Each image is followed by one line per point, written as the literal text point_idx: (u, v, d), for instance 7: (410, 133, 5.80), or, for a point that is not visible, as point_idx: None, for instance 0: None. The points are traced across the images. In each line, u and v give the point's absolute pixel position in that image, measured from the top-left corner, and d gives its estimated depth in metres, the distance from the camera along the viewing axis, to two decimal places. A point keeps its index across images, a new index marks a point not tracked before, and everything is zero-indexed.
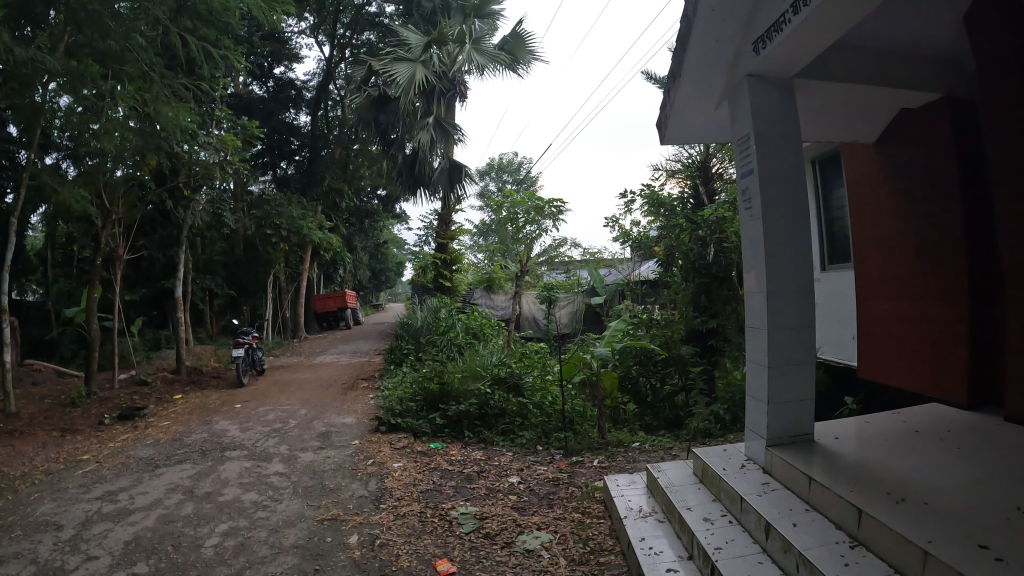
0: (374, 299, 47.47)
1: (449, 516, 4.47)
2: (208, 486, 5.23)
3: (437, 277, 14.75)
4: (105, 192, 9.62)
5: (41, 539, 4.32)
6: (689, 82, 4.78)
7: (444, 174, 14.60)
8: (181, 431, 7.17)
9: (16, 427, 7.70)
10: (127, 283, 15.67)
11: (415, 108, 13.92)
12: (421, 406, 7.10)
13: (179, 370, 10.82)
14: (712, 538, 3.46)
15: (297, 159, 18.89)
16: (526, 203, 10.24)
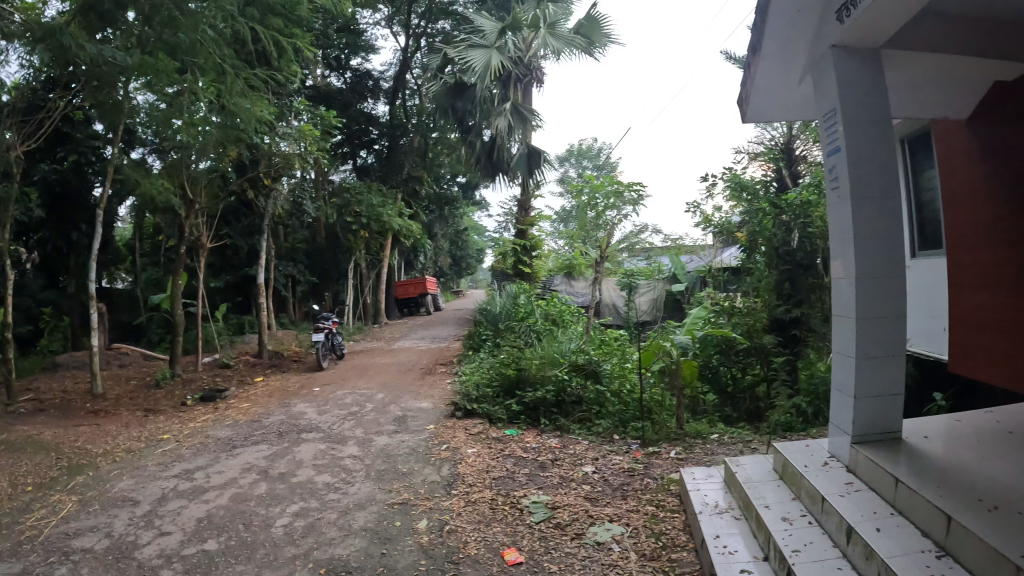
0: (457, 285, 47.82)
1: (520, 504, 4.40)
2: (283, 467, 5.28)
3: (517, 264, 14.75)
4: (189, 185, 9.88)
5: (118, 514, 4.46)
6: (770, 58, 4.59)
7: (522, 160, 14.29)
8: (260, 413, 7.30)
9: (103, 408, 8.00)
10: (212, 271, 16.13)
11: (493, 94, 13.90)
12: (498, 393, 7.02)
13: (262, 354, 11.06)
14: (790, 539, 3.31)
15: (376, 147, 19.04)
16: (606, 187, 10.07)
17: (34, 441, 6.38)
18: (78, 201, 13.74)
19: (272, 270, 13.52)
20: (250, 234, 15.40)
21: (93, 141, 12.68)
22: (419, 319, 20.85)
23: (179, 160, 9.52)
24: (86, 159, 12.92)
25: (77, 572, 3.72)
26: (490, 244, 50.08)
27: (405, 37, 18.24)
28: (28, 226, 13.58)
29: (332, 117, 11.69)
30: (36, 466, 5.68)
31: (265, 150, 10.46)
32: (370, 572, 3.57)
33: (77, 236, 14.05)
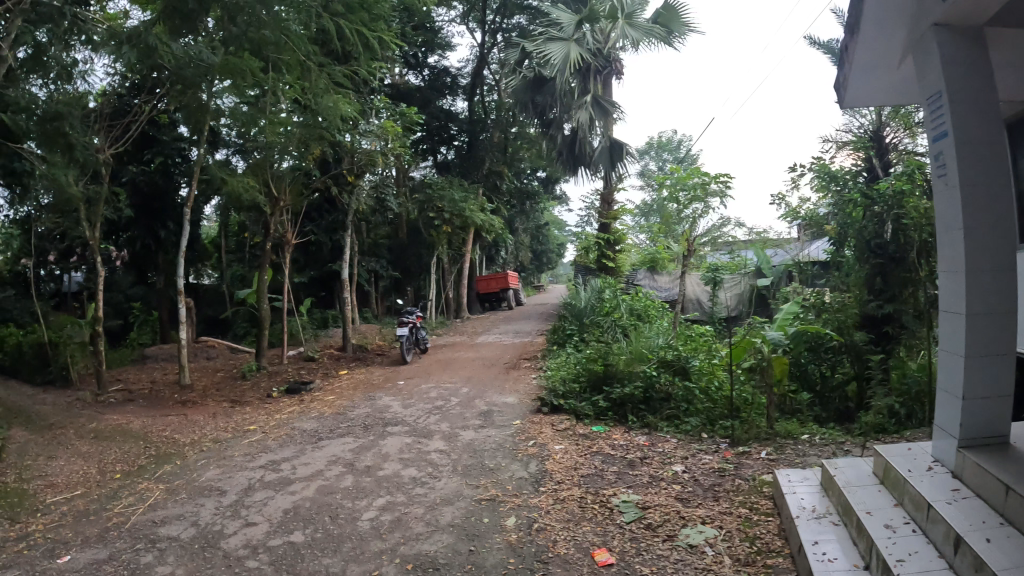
0: (537, 280, 47.80)
1: (609, 503, 4.28)
2: (369, 460, 5.27)
3: (600, 258, 14.51)
4: (272, 182, 10.02)
5: (205, 503, 4.52)
6: (867, 40, 4.38)
7: (604, 152, 14.09)
8: (345, 405, 7.35)
9: (191, 398, 8.19)
10: (296, 267, 16.42)
11: (572, 87, 13.59)
12: (585, 388, 6.92)
13: (346, 347, 11.16)
14: (893, 547, 3.11)
15: (456, 143, 18.99)
16: (692, 179, 9.81)
17: (125, 431, 6.57)
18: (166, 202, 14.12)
19: (355, 265, 13.63)
20: (333, 231, 15.60)
21: (179, 143, 12.86)
22: (500, 314, 20.84)
23: (264, 159, 9.65)
24: (172, 160, 13.22)
25: (165, 559, 3.77)
26: (570, 239, 49.93)
27: (481, 33, 18.27)
28: (119, 225, 14.04)
29: (413, 114, 11.65)
30: (126, 455, 5.83)
31: (348, 147, 10.59)
32: (458, 570, 3.50)
33: (166, 234, 14.47)
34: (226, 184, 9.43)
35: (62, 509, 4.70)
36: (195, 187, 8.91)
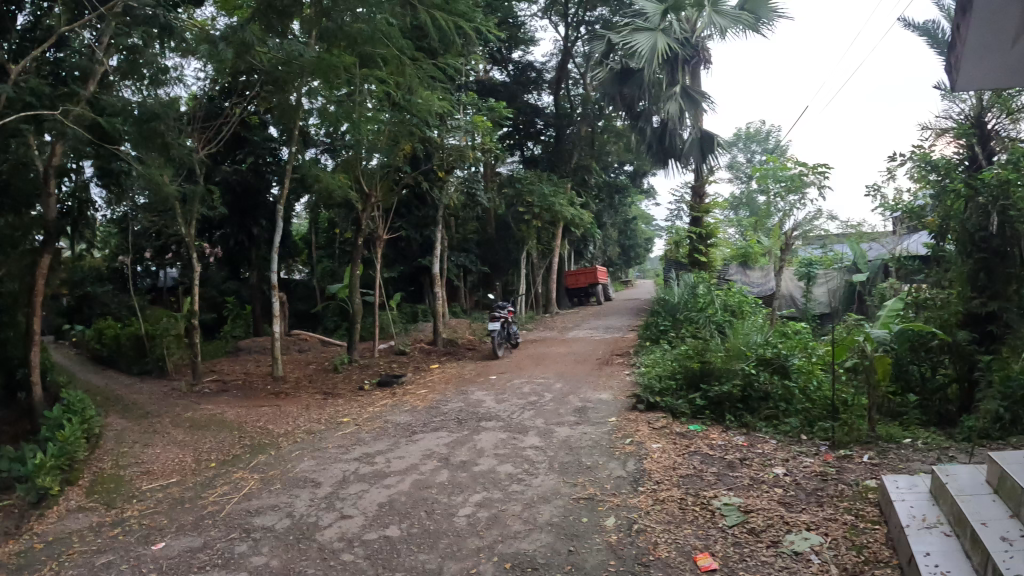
0: (624, 274, 47.21)
1: (710, 505, 4.11)
2: (464, 455, 5.24)
3: (692, 252, 14.18)
4: (364, 179, 10.07)
5: (300, 494, 4.60)
6: (984, 21, 4.08)
7: (695, 144, 13.73)
8: (438, 399, 7.34)
9: (285, 390, 8.38)
10: (387, 262, 16.62)
11: (658, 79, 13.30)
12: (682, 385, 6.73)
13: (437, 341, 11.20)
14: (1012, 561, 2.89)
15: (544, 138, 19.23)
16: (788, 170, 9.58)
17: (220, 422, 6.87)
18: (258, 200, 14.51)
19: (444, 261, 13.59)
20: (421, 227, 15.70)
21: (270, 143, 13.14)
22: (589, 309, 20.61)
23: (354, 156, 9.69)
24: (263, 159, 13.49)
25: (260, 550, 3.84)
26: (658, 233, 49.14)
27: (564, 27, 18.15)
28: (213, 223, 14.48)
29: (500, 108, 11.59)
30: (220, 445, 6.13)
31: (438, 144, 10.59)
32: (558, 571, 3.43)
33: (258, 232, 14.95)
34: (317, 183, 9.55)
35: (158, 495, 5.01)
36: (287, 185, 9.05)
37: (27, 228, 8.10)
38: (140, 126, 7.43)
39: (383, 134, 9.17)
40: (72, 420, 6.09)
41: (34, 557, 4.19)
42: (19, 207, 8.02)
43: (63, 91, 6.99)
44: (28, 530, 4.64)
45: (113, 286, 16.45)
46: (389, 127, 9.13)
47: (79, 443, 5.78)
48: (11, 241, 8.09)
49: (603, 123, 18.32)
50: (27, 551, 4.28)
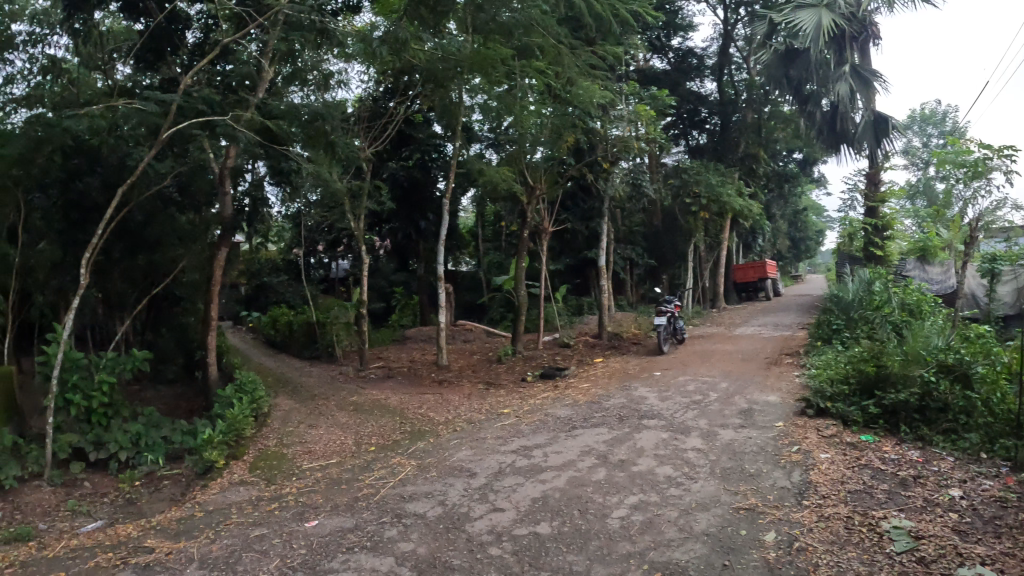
0: (794, 268, 44.60)
1: (879, 527, 3.79)
2: (623, 454, 5.09)
3: (867, 245, 13.63)
4: (528, 173, 9.86)
5: (454, 484, 4.79)
6: None
7: (868, 129, 12.40)
8: (601, 394, 7.08)
9: (450, 378, 8.69)
10: (552, 254, 16.64)
11: (827, 58, 12.18)
12: (855, 392, 6.16)
13: (601, 334, 10.72)
14: None
15: (709, 126, 18.12)
16: (967, 157, 8.93)
17: (383, 406, 7.16)
18: (426, 194, 14.81)
19: (611, 252, 13.46)
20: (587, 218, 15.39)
21: (434, 139, 13.13)
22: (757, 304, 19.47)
23: (518, 150, 9.50)
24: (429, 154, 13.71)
25: (408, 536, 4.07)
26: (833, 224, 46.01)
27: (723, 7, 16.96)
28: (383, 217, 15.07)
29: (664, 98, 10.97)
30: (381, 430, 6.36)
31: (602, 134, 10.10)
32: None
33: (426, 225, 15.24)
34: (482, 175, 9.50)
35: (316, 474, 5.37)
36: (451, 181, 9.19)
37: (206, 224, 8.91)
38: (305, 127, 7.25)
39: (545, 128, 9.19)
40: (241, 401, 6.69)
41: (193, 524, 4.67)
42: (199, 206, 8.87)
43: (233, 98, 7.17)
44: (193, 501, 5.14)
45: (289, 277, 17.57)
46: (550, 119, 9.04)
47: (246, 421, 6.35)
48: (192, 235, 8.91)
49: (769, 108, 16.88)
50: (188, 519, 4.78)
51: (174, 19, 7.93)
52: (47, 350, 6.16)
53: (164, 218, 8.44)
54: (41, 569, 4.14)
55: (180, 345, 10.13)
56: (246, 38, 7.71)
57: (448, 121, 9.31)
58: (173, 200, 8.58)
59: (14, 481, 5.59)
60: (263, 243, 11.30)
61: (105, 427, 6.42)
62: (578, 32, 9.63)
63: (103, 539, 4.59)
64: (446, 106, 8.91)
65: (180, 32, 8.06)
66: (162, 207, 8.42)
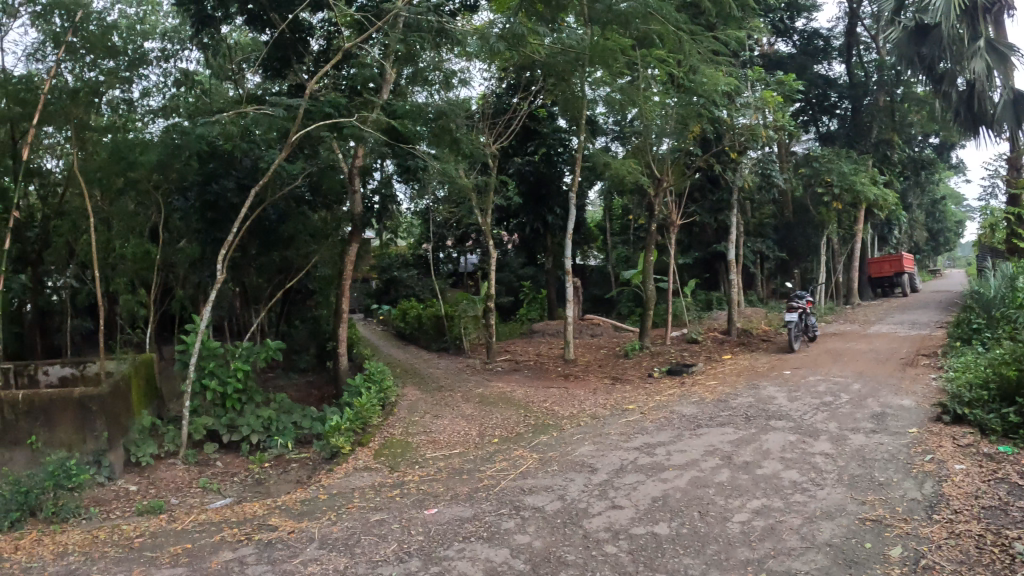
0: (931, 261, 42.15)
1: (1013, 549, 3.51)
2: (747, 455, 4.98)
3: (1009, 238, 12.38)
4: (655, 165, 9.61)
5: (575, 479, 4.84)
6: None
7: (1009, 107, 11.30)
8: (728, 392, 6.89)
9: (577, 372, 8.72)
10: (682, 248, 16.36)
11: (959, 33, 11.10)
12: (998, 397, 5.49)
13: (730, 331, 10.40)
14: None
15: (840, 111, 16.72)
16: None
17: (508, 399, 7.22)
18: (553, 187, 14.73)
19: (741, 245, 13.20)
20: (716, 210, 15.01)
21: (560, 134, 13.26)
22: (892, 300, 18.39)
23: (643, 141, 9.30)
24: (553, 151, 13.57)
25: (525, 529, 4.17)
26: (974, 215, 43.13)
27: None
28: (511, 211, 15.19)
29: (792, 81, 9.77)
30: (505, 422, 6.42)
31: (727, 124, 9.55)
32: None
33: (554, 219, 15.11)
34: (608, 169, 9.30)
35: (438, 464, 5.49)
36: (577, 174, 9.06)
37: (337, 222, 9.12)
38: (431, 125, 7.37)
39: (670, 118, 8.92)
40: (370, 390, 6.96)
41: (316, 505, 4.87)
42: (330, 206, 9.08)
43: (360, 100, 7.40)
44: (319, 483, 5.34)
45: (418, 272, 18.11)
46: (675, 111, 8.87)
47: (373, 410, 6.55)
48: (324, 232, 9.13)
49: (902, 91, 15.58)
50: (312, 501, 4.97)
51: (297, 29, 8.09)
52: (185, 339, 6.45)
53: (298, 217, 8.75)
54: (170, 540, 4.38)
55: (312, 335, 10.74)
56: (368, 43, 7.84)
57: (571, 115, 9.27)
58: (305, 199, 8.80)
59: (151, 459, 6.02)
60: (393, 237, 11.61)
61: (239, 411, 6.67)
62: (697, 18, 9.38)
63: (230, 515, 4.81)
64: (571, 100, 8.85)
65: (304, 40, 8.23)
66: (295, 207, 8.71)
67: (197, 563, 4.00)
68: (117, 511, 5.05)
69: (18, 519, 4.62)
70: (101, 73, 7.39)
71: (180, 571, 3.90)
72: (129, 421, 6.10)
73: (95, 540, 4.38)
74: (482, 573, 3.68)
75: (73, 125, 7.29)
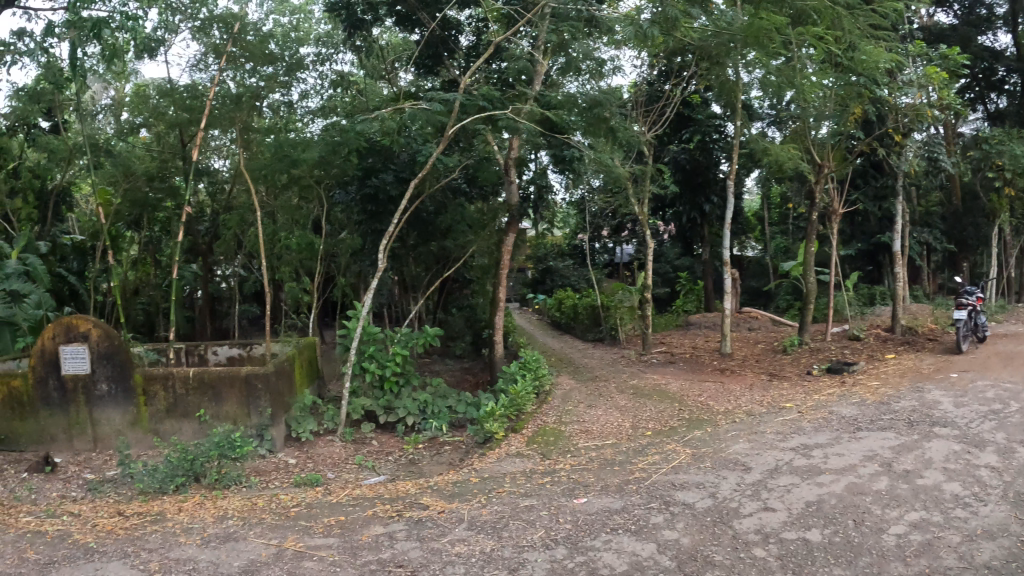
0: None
1: None
2: (909, 463, 4.64)
3: None
4: (814, 150, 9.18)
5: (727, 476, 4.70)
6: None
7: None
8: (892, 393, 6.46)
9: (732, 367, 8.45)
10: (842, 239, 15.36)
11: None
12: None
13: (895, 329, 9.73)
14: None
15: (1012, 86, 14.74)
16: None
17: (663, 392, 7.09)
18: (709, 175, 14.35)
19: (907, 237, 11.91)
20: (880, 198, 14.10)
21: (715, 119, 12.89)
22: None
23: (803, 125, 8.86)
24: (709, 137, 13.23)
25: (674, 524, 4.09)
26: None
27: None
28: (667, 200, 14.99)
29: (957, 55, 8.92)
30: (659, 415, 6.31)
31: (890, 105, 8.85)
32: None
33: (710, 209, 14.75)
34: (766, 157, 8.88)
35: (591, 453, 5.49)
36: (734, 163, 8.82)
37: (492, 212, 9.01)
38: (584, 114, 7.33)
39: (829, 100, 8.44)
40: (526, 377, 7.01)
41: (467, 488, 4.99)
42: (488, 196, 9.23)
43: (513, 92, 7.52)
44: (470, 466, 5.46)
45: (574, 263, 18.10)
46: (834, 92, 8.39)
47: (528, 398, 6.61)
48: (481, 223, 9.06)
49: None
50: (464, 482, 5.11)
51: (445, 26, 8.43)
52: (347, 324, 6.80)
53: (455, 208, 9.05)
54: (325, 511, 4.63)
55: (468, 323, 10.96)
56: (518, 35, 8.01)
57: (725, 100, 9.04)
58: (462, 190, 9.11)
59: (310, 435, 6.39)
60: (551, 227, 11.64)
61: (397, 394, 6.92)
62: None
63: (383, 492, 5.02)
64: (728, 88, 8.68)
65: (453, 37, 8.56)
66: (452, 197, 9.05)
67: (349, 535, 4.21)
68: (276, 482, 5.37)
69: (184, 483, 5.00)
70: (262, 79, 7.68)
71: (333, 540, 4.13)
72: (291, 400, 6.53)
73: (253, 507, 4.66)
74: (627, 567, 3.65)
75: (238, 126, 7.77)
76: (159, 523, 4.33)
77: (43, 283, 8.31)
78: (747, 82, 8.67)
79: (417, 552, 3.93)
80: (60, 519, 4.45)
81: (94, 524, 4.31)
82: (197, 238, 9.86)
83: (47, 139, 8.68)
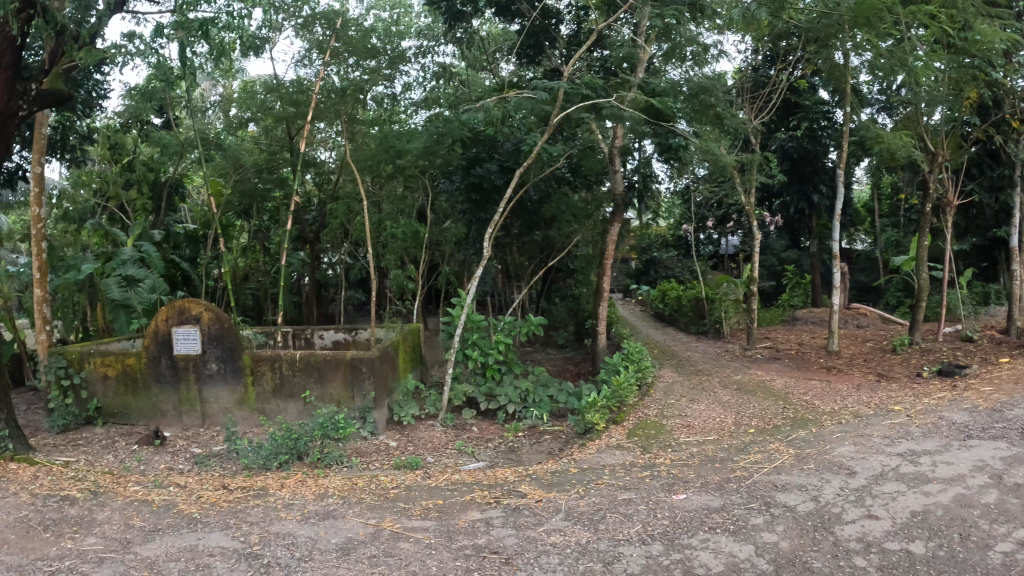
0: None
1: None
2: (1022, 476, 4.29)
3: None
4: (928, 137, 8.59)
5: (830, 480, 4.49)
6: None
7: None
8: (1006, 399, 6.00)
9: (836, 365, 8.08)
10: (955, 233, 14.28)
11: None
12: None
13: (1011, 330, 9.03)
14: None
15: None
16: None
17: (768, 388, 6.85)
18: (816, 166, 13.72)
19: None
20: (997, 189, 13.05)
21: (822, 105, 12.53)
22: None
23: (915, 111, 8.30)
24: (818, 124, 12.79)
25: (774, 527, 3.95)
26: None
27: None
28: (774, 190, 14.42)
29: None
30: (763, 413, 6.08)
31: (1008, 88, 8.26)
32: None
33: (819, 199, 14.07)
34: (874, 145, 8.38)
35: (693, 449, 5.37)
36: (845, 151, 8.42)
37: (596, 202, 9.11)
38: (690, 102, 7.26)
39: (942, 83, 7.90)
40: (628, 369, 6.95)
41: (566, 478, 4.98)
42: (592, 185, 9.16)
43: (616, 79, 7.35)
44: (570, 457, 5.45)
45: (679, 254, 17.72)
46: (947, 75, 7.86)
47: (630, 390, 6.56)
48: (586, 212, 9.20)
49: None
50: (563, 473, 5.11)
51: (547, 15, 8.53)
52: (451, 313, 6.92)
53: (559, 197, 9.02)
54: (423, 494, 4.75)
55: (571, 313, 10.95)
56: (619, 23, 7.94)
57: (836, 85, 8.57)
58: (567, 179, 9.08)
59: (412, 419, 6.59)
60: (656, 217, 11.46)
61: (499, 381, 7.01)
62: None
63: (481, 478, 5.10)
64: (836, 73, 8.17)
65: (554, 25, 8.62)
66: (557, 186, 9.06)
67: (445, 519, 4.30)
68: (375, 463, 5.57)
69: (287, 460, 5.26)
70: (366, 73, 8.00)
71: (429, 523, 4.23)
72: (394, 384, 6.72)
73: (353, 487, 4.85)
74: (723, 568, 3.55)
75: (343, 118, 8.12)
76: (261, 498, 4.57)
77: (157, 269, 8.91)
78: (856, 67, 8.22)
79: (512, 540, 3.97)
80: (169, 490, 4.77)
81: (198, 496, 4.58)
82: (306, 227, 10.25)
83: (160, 134, 9.25)
